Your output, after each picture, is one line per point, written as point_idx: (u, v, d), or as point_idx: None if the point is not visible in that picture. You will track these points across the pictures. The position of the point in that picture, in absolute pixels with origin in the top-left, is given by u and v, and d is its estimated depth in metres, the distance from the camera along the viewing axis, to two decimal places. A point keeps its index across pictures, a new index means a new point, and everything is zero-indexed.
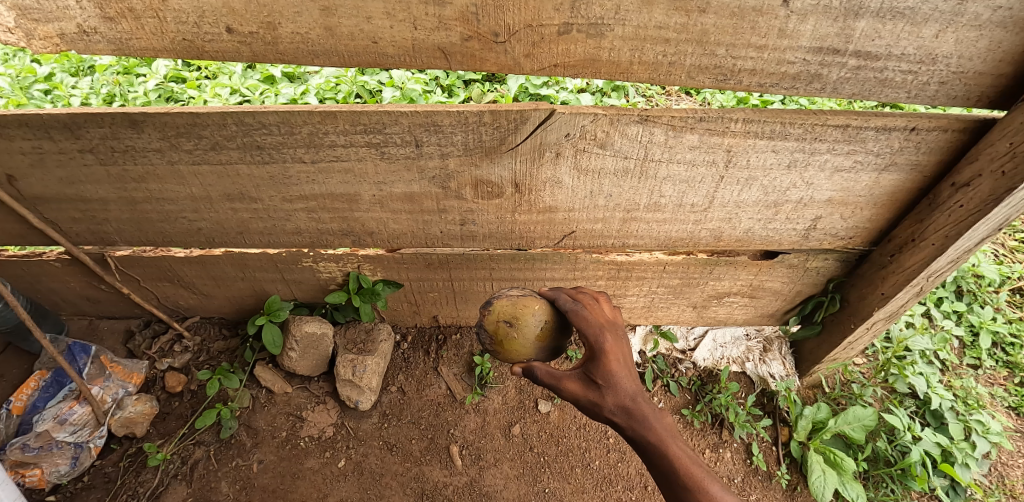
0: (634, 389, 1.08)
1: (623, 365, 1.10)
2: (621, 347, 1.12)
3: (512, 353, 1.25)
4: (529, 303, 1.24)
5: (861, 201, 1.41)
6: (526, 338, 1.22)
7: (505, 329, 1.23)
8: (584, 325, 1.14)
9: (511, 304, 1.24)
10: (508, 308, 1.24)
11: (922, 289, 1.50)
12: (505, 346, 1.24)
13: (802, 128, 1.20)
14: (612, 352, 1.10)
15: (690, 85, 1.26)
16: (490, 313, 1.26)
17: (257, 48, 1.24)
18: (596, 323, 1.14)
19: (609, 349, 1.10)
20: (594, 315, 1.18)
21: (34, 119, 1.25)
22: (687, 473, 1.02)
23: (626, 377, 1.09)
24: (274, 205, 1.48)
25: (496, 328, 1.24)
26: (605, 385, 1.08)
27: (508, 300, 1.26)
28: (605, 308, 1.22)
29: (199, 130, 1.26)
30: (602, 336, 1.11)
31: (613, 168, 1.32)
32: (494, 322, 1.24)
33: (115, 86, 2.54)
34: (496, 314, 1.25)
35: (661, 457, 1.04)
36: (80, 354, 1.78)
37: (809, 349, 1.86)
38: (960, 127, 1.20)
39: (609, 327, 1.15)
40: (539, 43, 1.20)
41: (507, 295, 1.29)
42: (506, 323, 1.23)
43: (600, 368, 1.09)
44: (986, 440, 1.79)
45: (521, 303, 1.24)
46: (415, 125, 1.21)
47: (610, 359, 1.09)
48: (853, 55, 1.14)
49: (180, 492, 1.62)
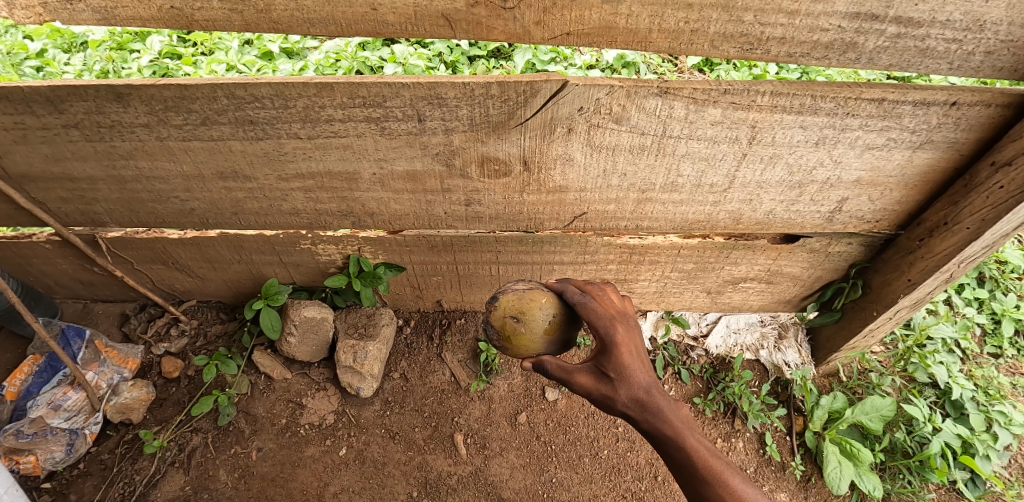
0: (647, 381, 1.01)
1: (635, 356, 1.03)
2: (632, 338, 1.05)
3: (521, 349, 1.19)
4: (536, 296, 1.18)
5: (892, 181, 1.32)
6: (534, 332, 1.16)
7: (512, 325, 1.17)
8: (593, 317, 1.08)
9: (516, 298, 1.18)
10: (513, 303, 1.18)
11: (951, 275, 1.42)
12: (513, 341, 1.18)
13: (834, 102, 1.12)
14: (624, 343, 1.03)
15: (713, 55, 1.18)
16: (494, 309, 1.21)
17: (248, 16, 1.15)
18: (606, 314, 1.07)
19: (620, 341, 1.03)
20: (604, 305, 1.11)
21: (14, 92, 1.17)
22: (706, 466, 0.95)
23: (639, 368, 1.02)
24: (269, 184, 1.41)
25: (502, 324, 1.19)
26: (616, 378, 1.01)
27: (514, 294, 1.20)
28: (614, 297, 1.15)
29: (189, 104, 1.18)
30: (613, 328, 1.04)
31: (629, 144, 1.23)
32: (500, 318, 1.19)
33: (108, 63, 2.45)
34: (502, 309, 1.20)
35: (678, 450, 0.97)
36: (74, 338, 1.73)
37: (827, 337, 1.79)
38: (1005, 102, 1.11)
39: (620, 317, 1.07)
40: (551, 9, 1.11)
41: (513, 288, 1.23)
42: (512, 318, 1.17)
43: (611, 361, 1.02)
44: (1009, 431, 1.73)
45: (527, 297, 1.18)
46: (417, 98, 1.13)
47: (621, 351, 1.02)
48: (893, 22, 1.04)
49: (177, 481, 1.58)
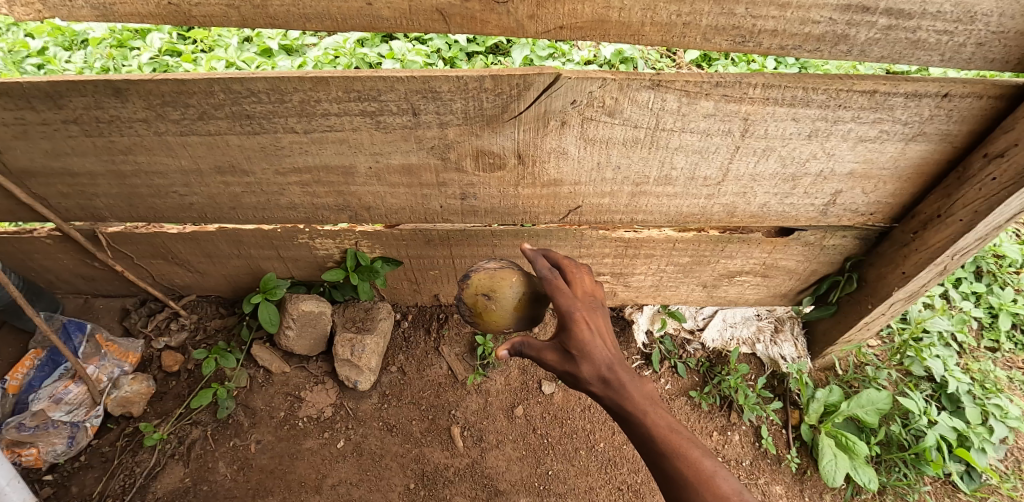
0: (607, 355, 0.97)
1: (595, 331, 0.99)
2: (593, 314, 1.02)
3: (491, 324, 1.21)
4: (506, 275, 1.19)
5: (885, 174, 1.32)
6: (504, 309, 1.17)
7: (482, 302, 1.18)
8: (558, 294, 1.05)
9: (487, 276, 1.19)
10: (484, 280, 1.18)
11: (945, 267, 1.43)
12: (483, 318, 1.20)
13: (826, 94, 1.12)
14: (584, 319, 1.00)
15: (705, 48, 1.18)
16: (466, 286, 1.21)
17: (245, 12, 1.16)
18: (569, 291, 1.04)
19: (580, 318, 1.00)
20: (570, 283, 1.08)
21: (14, 88, 1.18)
22: (666, 439, 0.91)
23: (600, 343, 0.98)
24: (267, 178, 1.42)
25: (474, 301, 1.19)
26: (577, 353, 0.98)
27: (485, 272, 1.20)
28: (579, 271, 1.11)
29: (186, 98, 1.19)
30: (574, 305, 1.01)
31: (622, 137, 1.24)
32: (471, 296, 1.19)
33: (108, 60, 2.47)
34: (473, 287, 1.20)
35: (638, 425, 0.94)
36: (75, 332, 1.75)
37: (823, 331, 1.80)
38: (997, 93, 1.11)
39: (582, 294, 1.04)
40: (544, 2, 1.12)
41: (484, 267, 1.23)
42: (483, 296, 1.17)
43: (570, 337, 0.99)
44: (1005, 425, 1.73)
45: (498, 275, 1.18)
46: (412, 92, 1.14)
47: (582, 327, 0.99)
48: (884, 14, 1.05)
49: (177, 473, 1.60)
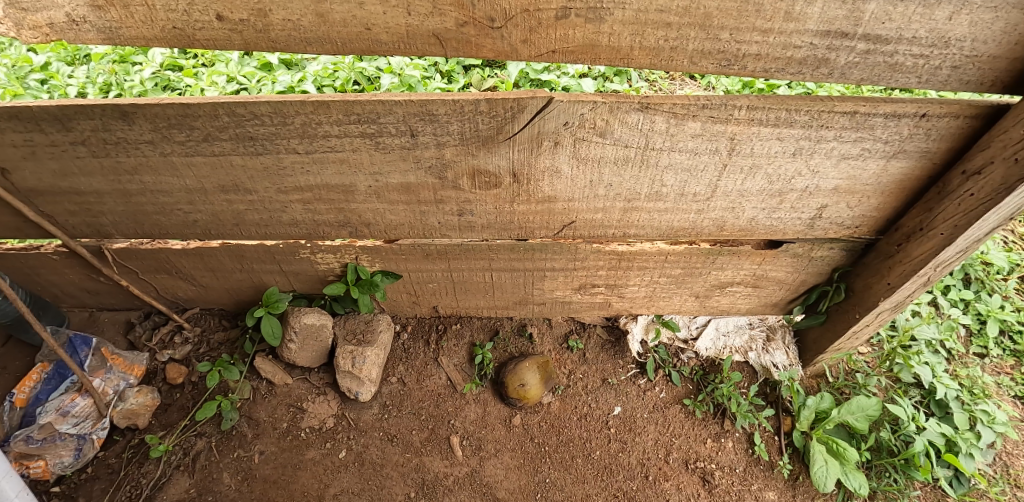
0: None
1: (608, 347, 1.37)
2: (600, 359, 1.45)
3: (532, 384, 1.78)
4: (524, 377, 1.77)
5: (868, 189, 1.37)
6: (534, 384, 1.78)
7: (526, 384, 1.76)
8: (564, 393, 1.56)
9: (526, 380, 1.77)
10: (525, 382, 1.77)
11: (929, 278, 1.47)
12: (530, 388, 1.77)
13: (808, 115, 1.16)
14: None
15: (692, 71, 1.22)
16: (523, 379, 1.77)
17: (248, 36, 1.20)
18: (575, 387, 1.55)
19: None
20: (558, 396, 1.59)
21: (25, 112, 1.22)
22: None
23: None
24: (269, 196, 1.46)
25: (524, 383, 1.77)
26: None
27: (525, 382, 1.77)
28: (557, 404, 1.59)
29: (191, 121, 1.23)
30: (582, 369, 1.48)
31: (614, 156, 1.28)
32: (524, 381, 1.77)
33: (110, 75, 2.51)
34: (519, 382, 1.76)
35: None
36: (80, 346, 1.79)
37: (813, 339, 1.85)
38: (972, 113, 1.15)
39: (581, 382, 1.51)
40: (537, 28, 1.16)
41: (526, 381, 1.77)
42: (525, 380, 1.77)
43: None
44: (992, 430, 1.77)
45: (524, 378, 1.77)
46: (410, 114, 1.18)
47: None
48: (862, 39, 1.09)
49: (182, 484, 1.63)
